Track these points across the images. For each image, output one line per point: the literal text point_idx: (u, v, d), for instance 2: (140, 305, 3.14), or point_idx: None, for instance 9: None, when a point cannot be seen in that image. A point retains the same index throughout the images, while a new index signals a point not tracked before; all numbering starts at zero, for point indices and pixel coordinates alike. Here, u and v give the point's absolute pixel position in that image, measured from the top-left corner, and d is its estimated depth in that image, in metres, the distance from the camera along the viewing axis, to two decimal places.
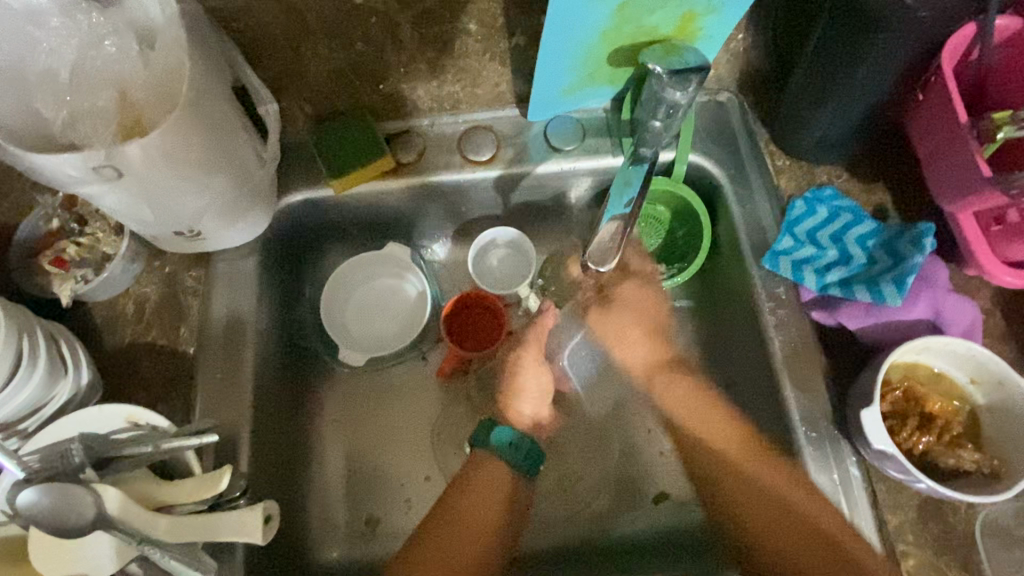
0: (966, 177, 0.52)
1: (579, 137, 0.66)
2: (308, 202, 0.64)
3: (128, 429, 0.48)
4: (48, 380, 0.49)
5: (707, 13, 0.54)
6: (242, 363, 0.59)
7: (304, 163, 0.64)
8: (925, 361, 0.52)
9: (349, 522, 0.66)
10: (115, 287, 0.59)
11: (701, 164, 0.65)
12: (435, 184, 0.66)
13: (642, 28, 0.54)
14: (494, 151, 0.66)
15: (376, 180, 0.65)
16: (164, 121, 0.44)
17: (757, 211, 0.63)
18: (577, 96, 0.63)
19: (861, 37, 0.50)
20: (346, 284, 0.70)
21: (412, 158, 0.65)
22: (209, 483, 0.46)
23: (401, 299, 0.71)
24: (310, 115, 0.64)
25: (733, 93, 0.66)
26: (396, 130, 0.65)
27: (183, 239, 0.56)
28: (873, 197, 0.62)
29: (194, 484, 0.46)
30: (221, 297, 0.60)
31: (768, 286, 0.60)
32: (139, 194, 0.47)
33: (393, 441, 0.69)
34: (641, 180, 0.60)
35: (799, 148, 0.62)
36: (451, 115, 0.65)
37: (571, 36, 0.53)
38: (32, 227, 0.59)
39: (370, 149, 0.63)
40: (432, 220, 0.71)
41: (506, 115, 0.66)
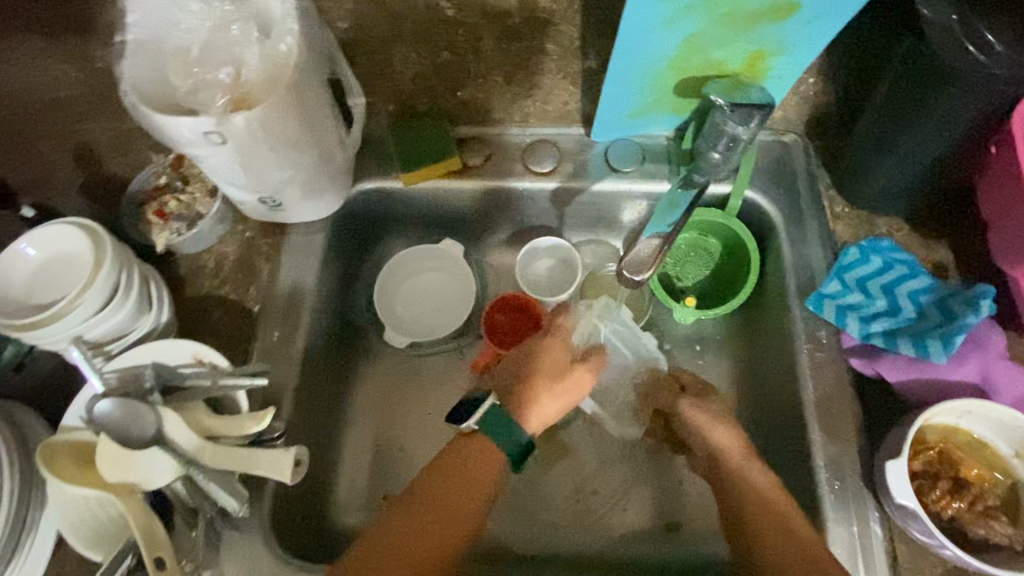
0: None
1: (638, 160, 0.69)
2: (378, 190, 0.70)
3: (194, 364, 0.54)
4: (135, 313, 0.56)
5: (776, 53, 0.55)
6: (298, 326, 0.64)
7: (379, 155, 0.70)
8: (966, 427, 0.50)
9: (368, 495, 0.70)
10: (202, 242, 0.66)
11: (757, 201, 0.66)
12: (495, 189, 0.70)
13: (710, 61, 0.57)
14: (554, 164, 0.69)
15: (441, 178, 0.70)
16: (268, 98, 0.50)
17: (808, 253, 0.63)
18: (641, 121, 0.66)
19: (932, 91, 0.50)
20: (401, 270, 0.75)
21: (479, 161, 0.70)
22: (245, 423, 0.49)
23: (447, 291, 0.75)
24: (393, 112, 0.70)
25: (799, 135, 0.66)
26: (469, 134, 0.70)
27: (266, 207, 0.63)
28: (934, 254, 0.60)
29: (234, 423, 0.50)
30: (290, 265, 0.67)
31: (809, 328, 0.59)
32: (238, 160, 0.54)
33: (421, 425, 0.73)
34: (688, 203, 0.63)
35: (859, 196, 0.62)
36: (520, 127, 0.70)
37: (641, 63, 0.56)
38: (143, 181, 0.67)
39: (440, 149, 0.68)
40: (488, 223, 0.75)
41: (572, 133, 0.70)
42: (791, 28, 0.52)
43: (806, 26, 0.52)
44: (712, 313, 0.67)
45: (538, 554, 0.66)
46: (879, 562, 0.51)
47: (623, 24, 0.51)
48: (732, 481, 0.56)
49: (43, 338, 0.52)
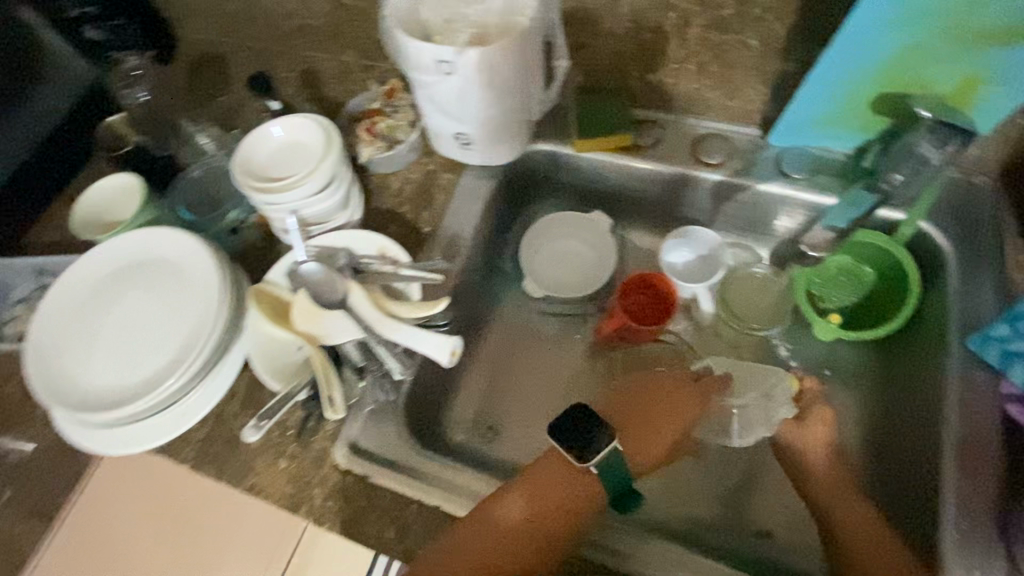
0: None
1: (810, 171, 0.69)
2: (550, 153, 0.76)
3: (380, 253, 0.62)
4: (338, 206, 0.66)
5: (995, 82, 0.55)
6: (459, 253, 0.72)
7: (559, 121, 0.76)
8: None
9: (475, 421, 0.76)
10: (394, 164, 0.75)
11: (930, 234, 0.65)
12: (657, 171, 0.73)
13: (921, 77, 0.57)
14: (722, 159, 0.71)
15: (608, 152, 0.74)
16: (503, 40, 0.57)
17: (979, 297, 0.61)
18: (825, 129, 0.66)
19: None
20: (549, 231, 0.79)
21: (649, 142, 0.73)
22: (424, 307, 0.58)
23: (584, 264, 0.79)
24: (581, 83, 0.75)
25: (989, 178, 0.64)
26: (643, 119, 0.74)
27: (456, 145, 0.71)
28: None
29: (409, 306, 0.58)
30: (462, 199, 0.74)
31: (966, 367, 0.58)
32: (458, 92, 0.61)
33: (536, 374, 0.78)
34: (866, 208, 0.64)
35: None
36: (697, 118, 0.73)
37: (848, 69, 0.58)
38: (359, 104, 0.78)
39: (616, 124, 0.73)
40: (641, 204, 0.79)
41: (747, 134, 0.72)
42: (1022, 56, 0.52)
43: None
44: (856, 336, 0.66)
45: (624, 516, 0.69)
46: None
47: (847, 20, 0.53)
48: (821, 493, 0.59)
49: (270, 204, 0.62)
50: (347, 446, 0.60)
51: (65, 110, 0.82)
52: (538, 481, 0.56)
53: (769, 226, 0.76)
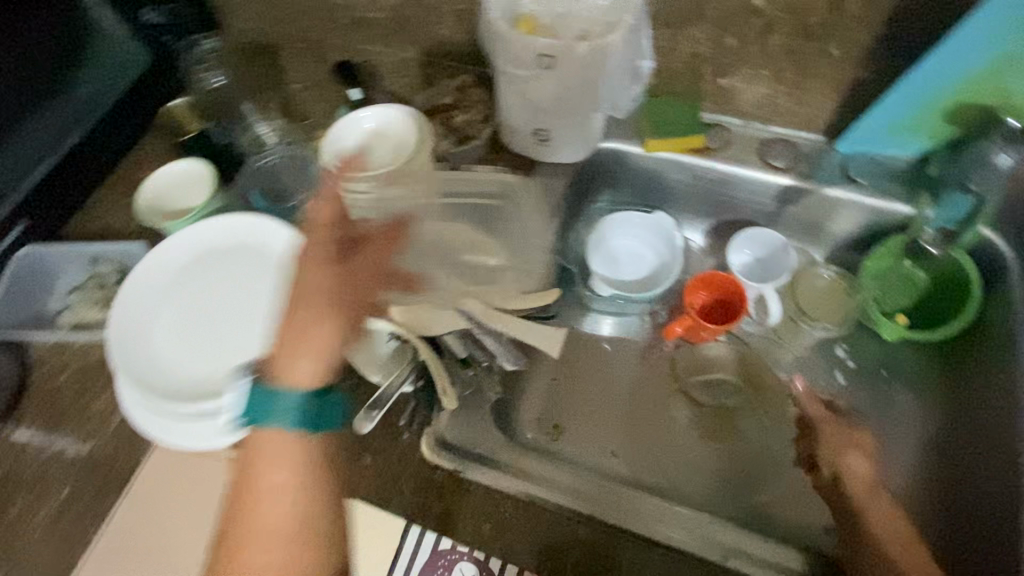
0: None
1: (876, 177, 0.72)
2: (619, 153, 0.77)
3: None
4: (423, 199, 0.64)
5: None
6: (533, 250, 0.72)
7: (629, 122, 0.77)
8: None
9: (540, 419, 0.74)
10: (464, 159, 0.75)
11: (991, 241, 0.68)
12: (725, 174, 0.76)
13: (995, 87, 0.61)
14: (789, 163, 0.74)
15: (681, 153, 0.76)
16: (607, 37, 0.58)
17: None
18: (895, 138, 0.69)
19: None
20: (614, 230, 0.81)
21: (717, 146, 0.75)
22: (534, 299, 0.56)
23: (641, 263, 0.81)
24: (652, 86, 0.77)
25: None
26: (712, 121, 0.76)
27: (534, 140, 0.71)
28: None
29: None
30: (533, 196, 0.74)
31: None
32: (555, 87, 0.62)
33: (597, 374, 0.79)
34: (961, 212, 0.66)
35: None
36: (763, 123, 0.75)
37: (939, 76, 0.61)
38: (429, 99, 0.78)
39: (689, 126, 0.76)
40: (705, 207, 0.81)
41: (811, 138, 0.75)
42: None
43: None
44: (923, 336, 0.69)
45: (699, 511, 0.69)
46: None
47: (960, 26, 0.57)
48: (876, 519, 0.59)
49: (362, 195, 0.62)
50: (434, 439, 0.59)
51: (123, 90, 0.75)
52: (264, 457, 0.51)
53: (833, 229, 0.77)
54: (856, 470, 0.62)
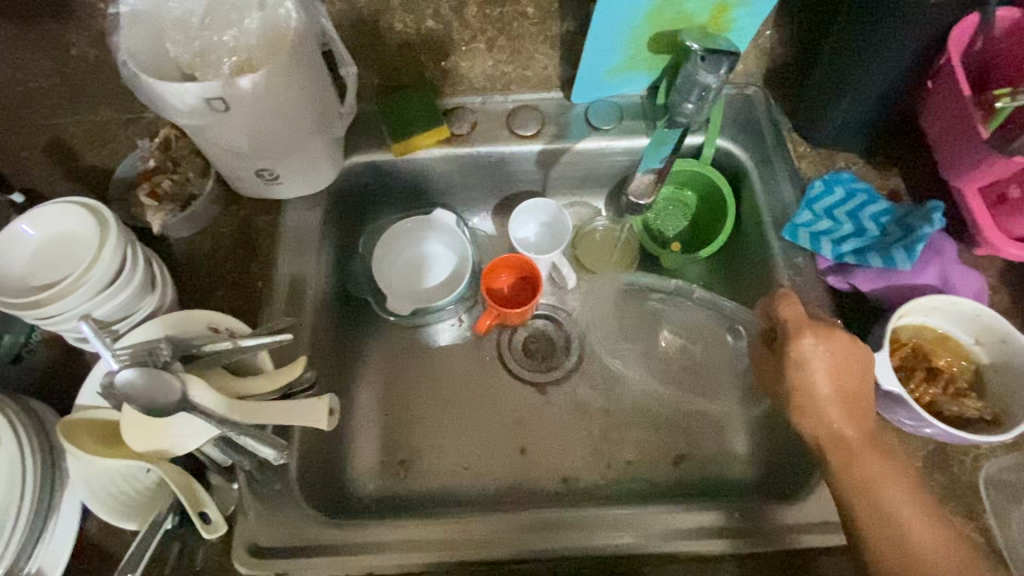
0: (972, 150, 0.57)
1: (617, 118, 0.73)
2: (369, 164, 0.72)
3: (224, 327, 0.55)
4: (139, 293, 0.55)
5: (738, 6, 0.61)
6: (305, 298, 0.66)
7: (368, 131, 0.72)
8: (932, 323, 0.56)
9: (384, 460, 0.71)
10: (197, 223, 0.66)
11: (728, 148, 0.72)
12: (480, 155, 0.73)
13: (682, 14, 0.62)
14: (538, 127, 0.73)
15: (432, 147, 0.72)
16: (274, 61, 0.51)
17: (780, 195, 0.68)
18: (617, 78, 0.70)
19: (882, 27, 0.55)
20: (402, 241, 0.77)
21: (465, 130, 0.72)
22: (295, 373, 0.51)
23: (438, 268, 0.77)
24: (378, 85, 0.72)
25: (759, 89, 0.72)
26: (451, 107, 0.73)
27: (262, 181, 0.64)
28: (888, 183, 0.67)
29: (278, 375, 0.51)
30: (287, 240, 0.67)
31: (788, 255, 0.65)
32: (241, 127, 0.54)
33: (426, 391, 0.75)
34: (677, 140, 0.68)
35: (817, 136, 0.69)
36: (501, 94, 0.73)
37: (620, 16, 0.61)
38: (132, 166, 0.67)
39: (429, 118, 0.71)
40: (482, 191, 0.79)
41: (551, 97, 0.73)
42: None
43: None
44: (700, 255, 0.72)
45: (557, 489, 0.70)
46: None
47: None
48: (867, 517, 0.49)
49: (51, 318, 0.51)
50: (247, 549, 0.53)
51: None
52: None
53: (600, 176, 0.78)
54: (817, 358, 0.53)
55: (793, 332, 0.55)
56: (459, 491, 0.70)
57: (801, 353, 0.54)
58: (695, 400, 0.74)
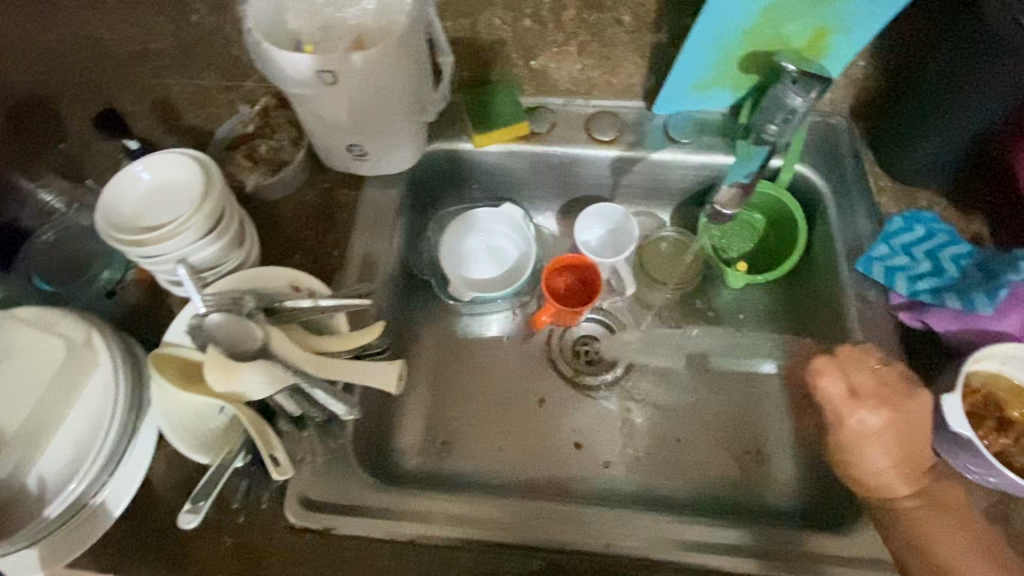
0: None
1: (695, 133, 0.73)
2: (449, 152, 0.75)
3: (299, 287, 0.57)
4: (231, 245, 0.58)
5: (839, 32, 0.62)
6: (376, 272, 0.68)
7: (451, 119, 0.75)
8: (1008, 372, 0.55)
9: (427, 439, 0.73)
10: (284, 188, 0.69)
11: (806, 175, 0.72)
12: (555, 155, 0.75)
13: (779, 35, 0.62)
14: (616, 134, 0.74)
15: (510, 142, 0.74)
16: (384, 43, 0.54)
17: (856, 226, 0.68)
18: (702, 93, 0.71)
19: (988, 67, 0.55)
20: (471, 229, 0.79)
21: (544, 129, 0.74)
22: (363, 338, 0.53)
23: (506, 259, 0.79)
24: (467, 77, 0.74)
25: (844, 118, 0.72)
26: (532, 106, 0.74)
27: (351, 156, 0.67)
28: (971, 226, 0.66)
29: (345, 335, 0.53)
30: (365, 215, 0.71)
31: (859, 287, 0.65)
32: (344, 101, 0.57)
33: (475, 378, 0.77)
34: (761, 158, 0.67)
35: (901, 172, 0.67)
36: (584, 98, 0.74)
37: (717, 33, 0.61)
38: (230, 129, 0.71)
39: (512, 114, 0.73)
40: (551, 190, 0.80)
41: (632, 107, 0.74)
42: (858, 6, 0.59)
43: (870, 4, 0.58)
44: (764, 277, 0.71)
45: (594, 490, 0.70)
46: None
47: None
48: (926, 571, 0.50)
49: (152, 257, 0.54)
50: (299, 501, 0.56)
51: None
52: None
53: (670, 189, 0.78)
54: (865, 427, 0.55)
55: (835, 408, 0.56)
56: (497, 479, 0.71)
57: (847, 423, 0.56)
58: (742, 422, 0.74)
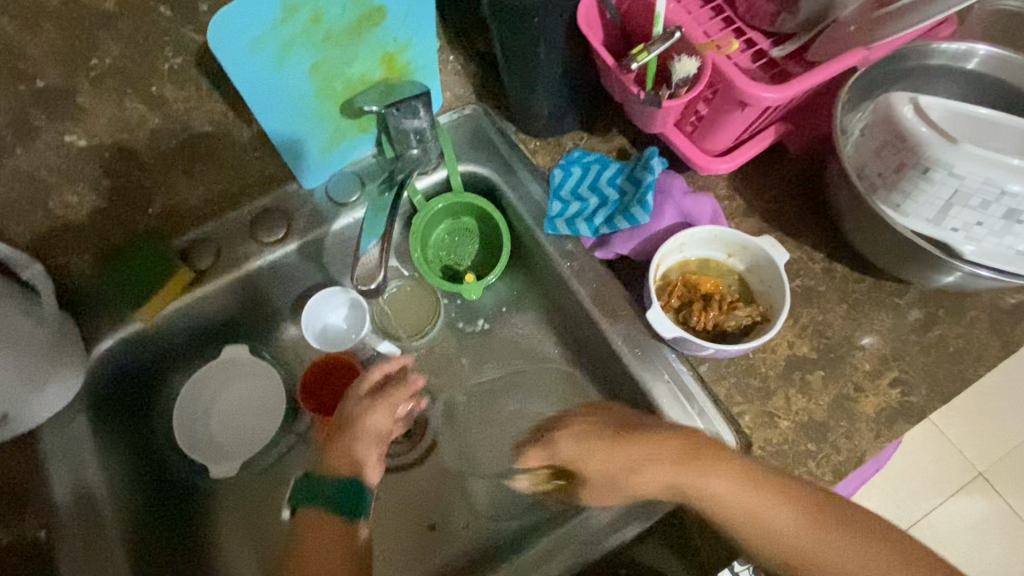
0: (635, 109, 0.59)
1: (359, 185, 0.70)
2: (122, 342, 0.64)
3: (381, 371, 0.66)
4: None
5: (402, 51, 0.60)
6: (106, 538, 0.58)
7: (102, 311, 0.64)
8: (691, 254, 0.62)
9: None
10: None
11: (473, 170, 0.74)
12: (239, 281, 0.67)
13: (350, 78, 0.59)
14: (285, 227, 0.68)
15: (180, 297, 0.65)
16: None
17: (531, 193, 0.71)
18: (336, 154, 0.68)
19: (529, 27, 0.58)
20: (201, 393, 0.71)
21: (209, 261, 0.66)
22: (381, 423, 0.64)
23: (247, 409, 0.71)
24: (91, 261, 0.63)
25: (476, 104, 0.74)
26: (187, 242, 0.66)
27: None
28: (614, 144, 0.72)
29: (372, 426, 0.63)
30: (58, 473, 0.59)
31: (559, 247, 0.68)
32: None
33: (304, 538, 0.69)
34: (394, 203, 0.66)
35: (538, 129, 0.72)
36: (232, 210, 0.67)
37: (288, 107, 0.58)
38: None
39: (159, 272, 0.65)
40: (267, 310, 0.73)
41: (286, 191, 0.68)
42: (396, 26, 0.56)
43: (406, 21, 0.56)
44: (491, 277, 0.73)
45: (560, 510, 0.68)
46: (695, 391, 0.60)
47: (237, 82, 0.52)
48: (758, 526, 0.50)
49: None
50: None
51: None
52: None
53: None
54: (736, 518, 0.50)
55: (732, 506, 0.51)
56: (485, 542, 0.70)
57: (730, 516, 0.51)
58: (552, 402, 0.74)
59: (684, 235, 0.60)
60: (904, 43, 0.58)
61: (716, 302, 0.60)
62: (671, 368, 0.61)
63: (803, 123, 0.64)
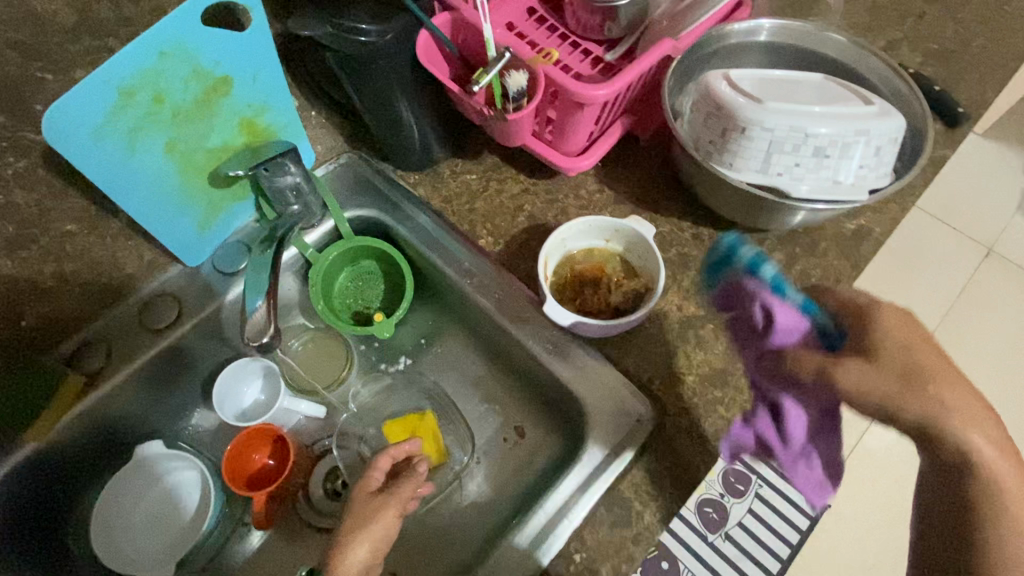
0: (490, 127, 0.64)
1: (245, 251, 0.69)
2: (14, 471, 0.59)
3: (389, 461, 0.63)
4: None
5: (259, 114, 0.61)
6: None
7: None
8: (574, 247, 0.66)
9: None
10: None
11: (360, 214, 0.75)
12: (139, 373, 0.65)
13: (211, 148, 0.59)
14: (177, 309, 0.66)
15: (76, 405, 0.62)
16: None
17: (420, 225, 0.74)
18: (217, 227, 0.67)
19: (376, 73, 0.62)
20: (124, 499, 0.67)
21: (101, 360, 0.63)
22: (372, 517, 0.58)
23: (174, 507, 0.68)
24: None
25: (350, 152, 0.77)
26: (73, 348, 0.63)
27: None
28: (488, 163, 0.77)
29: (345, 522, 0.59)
30: None
31: (457, 267, 0.71)
32: None
33: None
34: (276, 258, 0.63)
35: (414, 165, 0.76)
36: (119, 303, 0.65)
37: (151, 188, 0.58)
38: None
39: (47, 380, 0.61)
40: (175, 397, 0.70)
41: (172, 273, 0.68)
42: (247, 91, 0.58)
43: (256, 83, 0.58)
44: (401, 310, 0.74)
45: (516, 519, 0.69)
46: (609, 370, 0.63)
47: (87, 173, 0.52)
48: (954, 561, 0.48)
49: None
50: None
51: None
52: None
53: (288, 297, 0.78)
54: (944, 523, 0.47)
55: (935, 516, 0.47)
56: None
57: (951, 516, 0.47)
58: (488, 418, 0.76)
59: (569, 228, 0.64)
60: (706, 29, 0.67)
61: (606, 283, 0.64)
62: (580, 354, 0.65)
63: (645, 112, 0.71)
